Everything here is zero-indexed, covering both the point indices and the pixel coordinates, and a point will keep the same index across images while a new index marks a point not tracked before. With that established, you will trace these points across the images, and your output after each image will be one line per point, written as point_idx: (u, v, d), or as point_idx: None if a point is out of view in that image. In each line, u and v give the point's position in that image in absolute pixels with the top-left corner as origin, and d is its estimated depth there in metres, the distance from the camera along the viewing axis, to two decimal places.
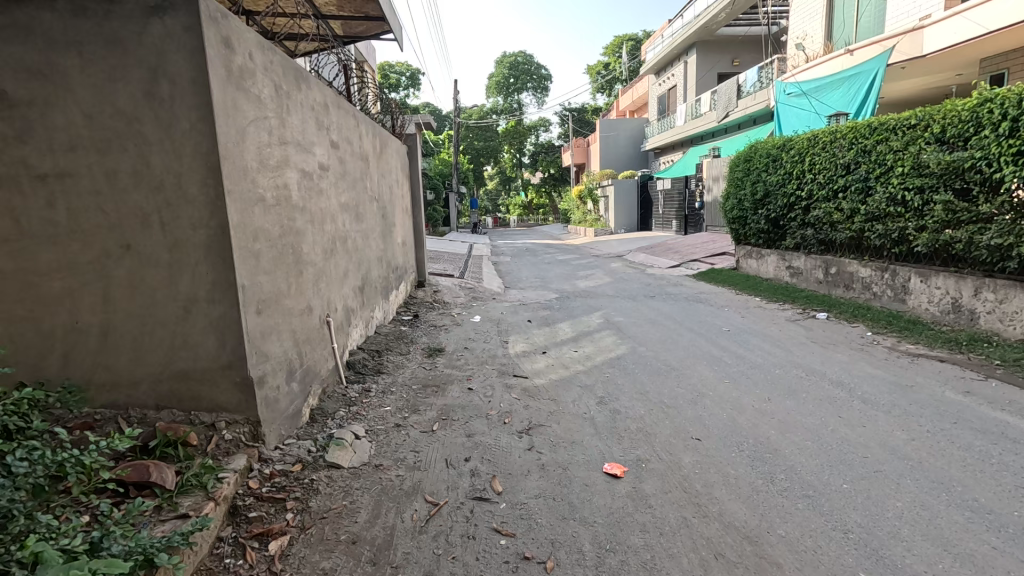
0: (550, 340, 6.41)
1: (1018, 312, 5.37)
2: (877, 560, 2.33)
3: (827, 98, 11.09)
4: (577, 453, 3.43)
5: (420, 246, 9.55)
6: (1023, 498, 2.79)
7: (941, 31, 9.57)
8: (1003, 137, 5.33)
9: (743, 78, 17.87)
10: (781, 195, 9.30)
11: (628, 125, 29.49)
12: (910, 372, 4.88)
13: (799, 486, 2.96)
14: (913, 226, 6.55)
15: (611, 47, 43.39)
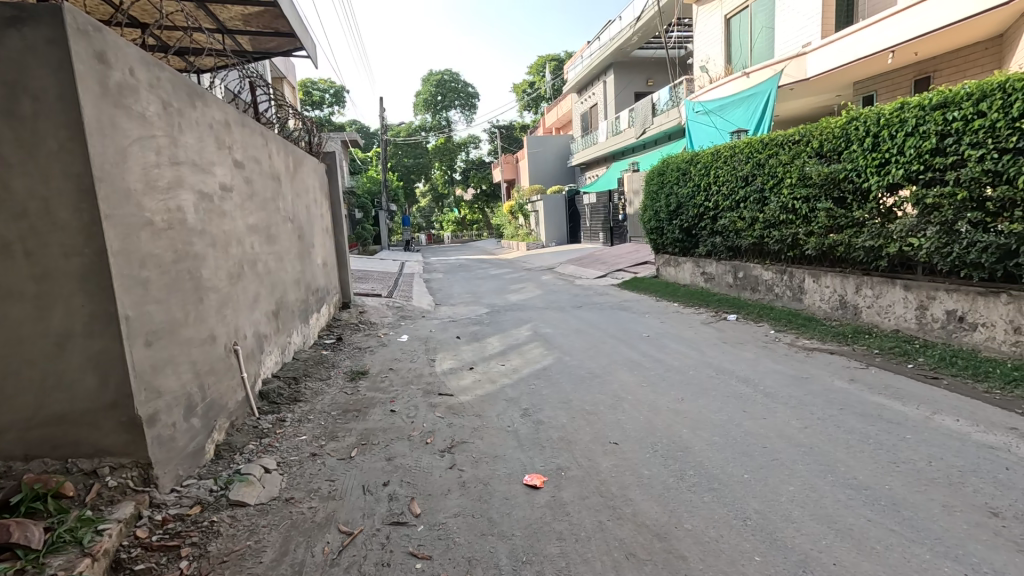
0: (478, 355, 6.41)
1: (892, 305, 6.04)
2: (771, 543, 2.50)
3: (729, 116, 12.02)
4: (498, 467, 3.43)
5: (343, 267, 9.28)
6: (894, 472, 3.11)
7: (821, 57, 10.69)
8: (868, 150, 6.01)
9: (657, 97, 18.99)
10: (691, 206, 9.92)
11: (555, 141, 30.43)
12: (806, 365, 5.32)
13: (706, 480, 3.12)
14: (803, 232, 7.20)
15: (535, 67, 44.72)
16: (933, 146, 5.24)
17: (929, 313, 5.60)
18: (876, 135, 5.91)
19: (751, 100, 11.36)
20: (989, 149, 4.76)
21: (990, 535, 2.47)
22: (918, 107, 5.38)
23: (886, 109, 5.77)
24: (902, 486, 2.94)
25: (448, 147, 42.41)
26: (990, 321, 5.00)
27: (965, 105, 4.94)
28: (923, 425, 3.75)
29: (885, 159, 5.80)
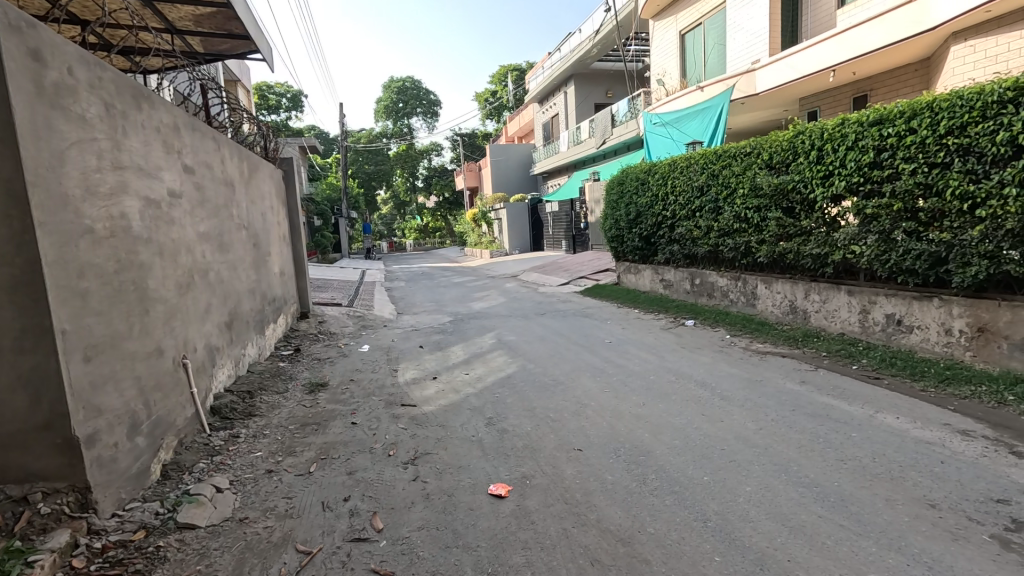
0: (441, 364, 6.33)
1: (837, 310, 6.37)
2: (730, 543, 2.57)
3: (685, 128, 12.43)
4: (463, 478, 3.39)
5: (302, 275, 9.03)
6: (843, 469, 3.26)
7: (769, 74, 11.23)
8: (813, 163, 6.34)
9: (616, 109, 19.45)
10: (650, 215, 10.18)
11: (517, 150, 30.68)
12: (760, 369, 5.53)
13: (668, 484, 3.18)
14: (755, 240, 7.51)
15: (497, 76, 45.03)
16: (871, 159, 5.58)
17: (871, 316, 5.93)
18: (820, 149, 6.24)
19: (705, 113, 11.79)
20: (920, 163, 5.10)
21: (928, 526, 2.62)
22: (857, 123, 5.72)
23: (829, 124, 6.10)
24: (849, 482, 3.08)
25: (410, 155, 42.04)
26: (924, 323, 5.34)
27: (898, 122, 5.28)
28: (867, 423, 3.95)
29: (829, 171, 6.13)
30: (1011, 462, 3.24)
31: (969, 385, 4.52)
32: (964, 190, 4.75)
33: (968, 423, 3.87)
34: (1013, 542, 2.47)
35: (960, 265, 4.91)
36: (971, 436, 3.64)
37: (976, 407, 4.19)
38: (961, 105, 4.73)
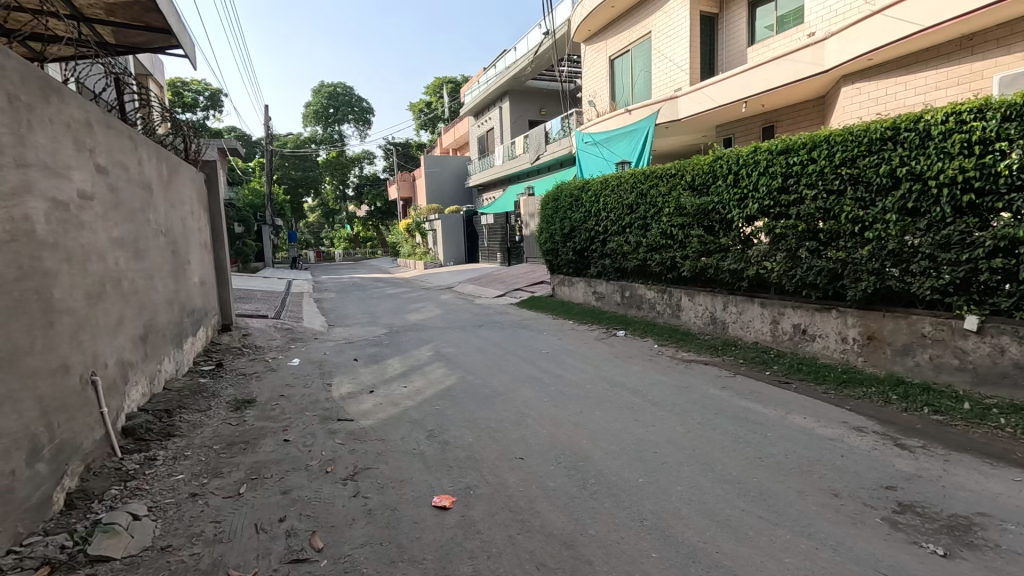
0: (378, 378, 6.19)
1: (751, 320, 6.94)
2: (665, 540, 2.73)
3: (615, 148, 13.04)
4: (406, 491, 3.35)
5: (224, 286, 8.49)
6: (760, 465, 3.57)
7: (689, 101, 12.09)
8: (730, 186, 6.91)
9: (549, 126, 20.03)
10: (583, 230, 10.57)
11: (452, 162, 30.72)
12: (686, 376, 5.88)
13: (606, 487, 3.33)
14: (679, 256, 8.01)
15: (432, 88, 44.93)
16: (780, 185, 6.18)
17: (780, 326, 6.53)
18: (736, 173, 6.83)
19: (632, 135, 12.48)
20: (820, 190, 5.73)
21: (832, 513, 2.93)
22: (768, 151, 6.33)
23: (744, 151, 6.70)
24: (767, 478, 3.38)
25: (340, 162, 40.79)
26: (825, 333, 5.95)
27: (802, 152, 5.91)
28: (780, 424, 4.35)
29: (744, 194, 6.71)
30: (897, 454, 3.70)
31: (862, 387, 5.11)
32: (855, 214, 5.39)
33: (863, 421, 4.36)
34: (900, 522, 2.83)
35: (852, 280, 5.55)
36: (864, 432, 4.12)
37: (868, 406, 4.73)
38: (852, 139, 5.38)
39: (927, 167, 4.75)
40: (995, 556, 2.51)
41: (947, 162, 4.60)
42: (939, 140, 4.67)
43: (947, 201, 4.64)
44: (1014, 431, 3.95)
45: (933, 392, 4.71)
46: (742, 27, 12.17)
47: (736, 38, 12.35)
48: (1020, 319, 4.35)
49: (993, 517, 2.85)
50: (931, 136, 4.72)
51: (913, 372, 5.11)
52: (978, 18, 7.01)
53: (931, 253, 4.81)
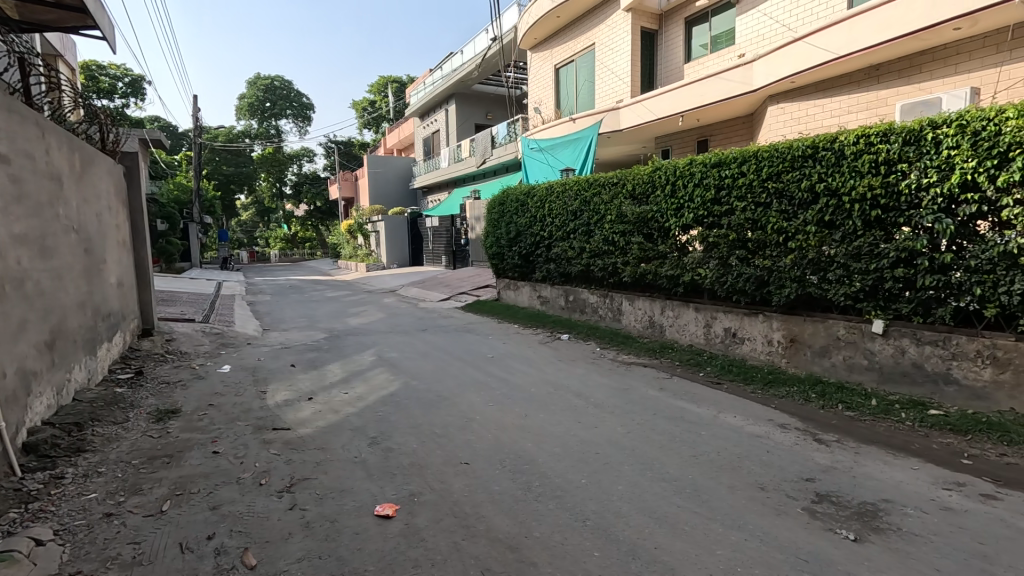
0: (317, 385, 5.94)
1: (687, 323, 7.27)
2: (607, 538, 2.81)
3: (559, 155, 13.30)
4: (346, 501, 3.25)
5: (146, 288, 7.89)
6: (695, 463, 3.74)
7: (630, 113, 12.53)
8: (668, 196, 7.23)
9: (496, 131, 20.13)
10: (528, 235, 10.69)
11: (396, 163, 30.17)
12: (626, 378, 6.08)
13: (550, 489, 3.38)
14: (620, 262, 8.28)
15: (376, 86, 43.98)
16: (713, 196, 6.54)
17: (712, 329, 6.89)
18: (673, 184, 7.15)
19: (577, 143, 12.78)
20: (749, 202, 6.11)
21: (759, 505, 3.13)
22: (702, 164, 6.68)
23: (680, 163, 7.03)
24: (701, 474, 3.55)
25: (276, 159, 39.01)
26: (752, 336, 6.34)
27: (733, 166, 6.28)
28: (713, 422, 4.59)
29: (680, 204, 7.04)
30: (815, 448, 4.01)
31: (785, 386, 5.49)
32: (780, 225, 5.79)
33: (787, 419, 4.68)
34: (818, 511, 3.06)
35: (777, 287, 5.95)
36: (786, 428, 4.43)
37: (791, 404, 5.08)
38: (777, 156, 5.79)
39: (841, 183, 5.18)
40: (898, 539, 2.77)
41: (858, 179, 5.04)
42: (851, 159, 5.11)
43: (858, 216, 5.09)
44: (913, 424, 4.39)
45: (846, 390, 5.14)
46: (679, 45, 12.78)
47: (673, 54, 12.95)
48: (918, 323, 4.83)
49: (896, 503, 3.15)
50: (844, 155, 5.17)
51: (829, 372, 5.55)
52: (883, 50, 7.76)
53: (845, 262, 5.26)
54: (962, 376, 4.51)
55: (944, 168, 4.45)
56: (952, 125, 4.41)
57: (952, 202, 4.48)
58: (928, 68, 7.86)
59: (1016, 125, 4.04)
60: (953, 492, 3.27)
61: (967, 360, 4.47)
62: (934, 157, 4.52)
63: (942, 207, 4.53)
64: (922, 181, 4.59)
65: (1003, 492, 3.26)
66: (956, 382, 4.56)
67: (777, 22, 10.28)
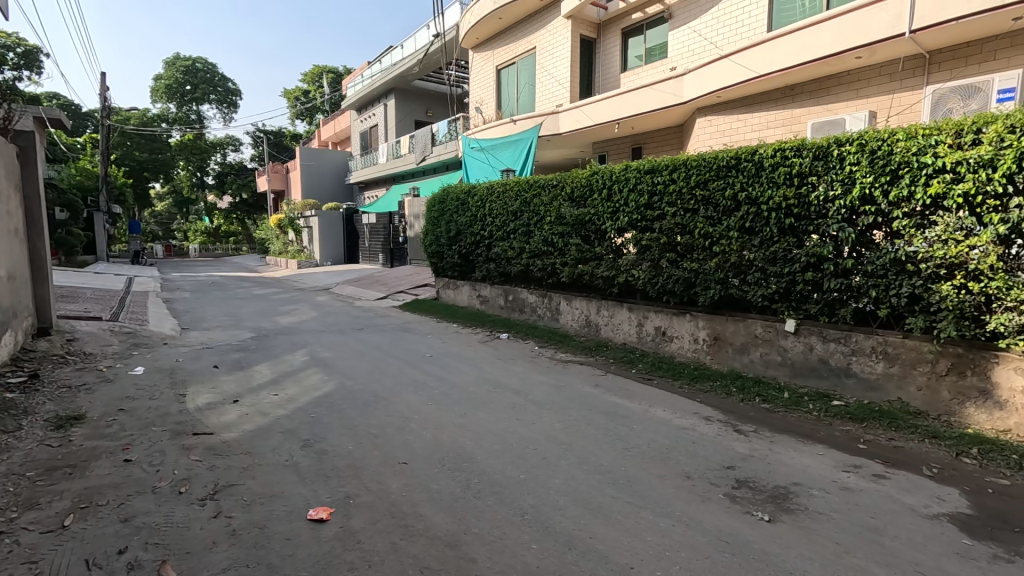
0: (243, 386, 5.61)
1: (621, 322, 7.55)
2: (545, 531, 2.87)
3: (500, 156, 13.40)
4: (276, 507, 3.10)
5: (43, 283, 7.12)
6: (628, 455, 3.90)
7: (569, 118, 12.83)
8: (604, 199, 7.48)
9: (436, 129, 19.91)
10: (468, 234, 10.68)
11: (331, 156, 29.07)
12: (563, 376, 6.24)
13: (489, 485, 3.41)
14: (559, 262, 8.47)
15: (310, 75, 42.17)
16: (646, 201, 6.84)
17: (644, 328, 7.20)
18: (609, 189, 7.41)
19: (517, 144, 12.93)
20: (679, 208, 6.45)
21: (686, 492, 3.33)
22: (636, 170, 6.98)
23: (617, 168, 7.30)
24: (632, 466, 3.72)
25: (197, 146, 36.36)
26: (680, 334, 6.70)
27: (665, 173, 6.61)
28: (644, 416, 4.81)
29: (616, 208, 7.30)
30: (735, 438, 4.31)
31: (709, 381, 5.86)
32: (706, 231, 6.16)
33: (711, 412, 4.99)
34: (737, 496, 3.30)
35: (703, 288, 6.33)
36: (710, 420, 4.73)
37: (715, 398, 5.42)
38: (704, 165, 6.15)
39: (760, 193, 5.60)
40: (806, 518, 3.04)
41: (775, 190, 5.47)
42: (769, 171, 5.53)
43: (775, 223, 5.52)
44: (819, 414, 4.82)
45: (762, 384, 5.56)
46: (616, 54, 13.24)
47: (610, 63, 13.40)
48: (824, 322, 5.31)
49: (804, 485, 3.46)
50: (763, 167, 5.58)
51: (747, 368, 5.98)
52: (798, 72, 8.45)
53: (762, 266, 5.69)
54: (860, 370, 5.01)
55: (847, 182, 4.93)
56: (853, 144, 4.89)
57: (853, 213, 4.97)
58: (834, 91, 8.66)
59: (905, 146, 4.54)
60: (851, 473, 3.64)
61: (863, 355, 4.97)
62: (838, 172, 4.99)
63: (845, 218, 5.01)
64: (828, 193, 5.06)
65: (892, 472, 3.66)
66: (855, 375, 5.06)
67: (705, 39, 10.92)
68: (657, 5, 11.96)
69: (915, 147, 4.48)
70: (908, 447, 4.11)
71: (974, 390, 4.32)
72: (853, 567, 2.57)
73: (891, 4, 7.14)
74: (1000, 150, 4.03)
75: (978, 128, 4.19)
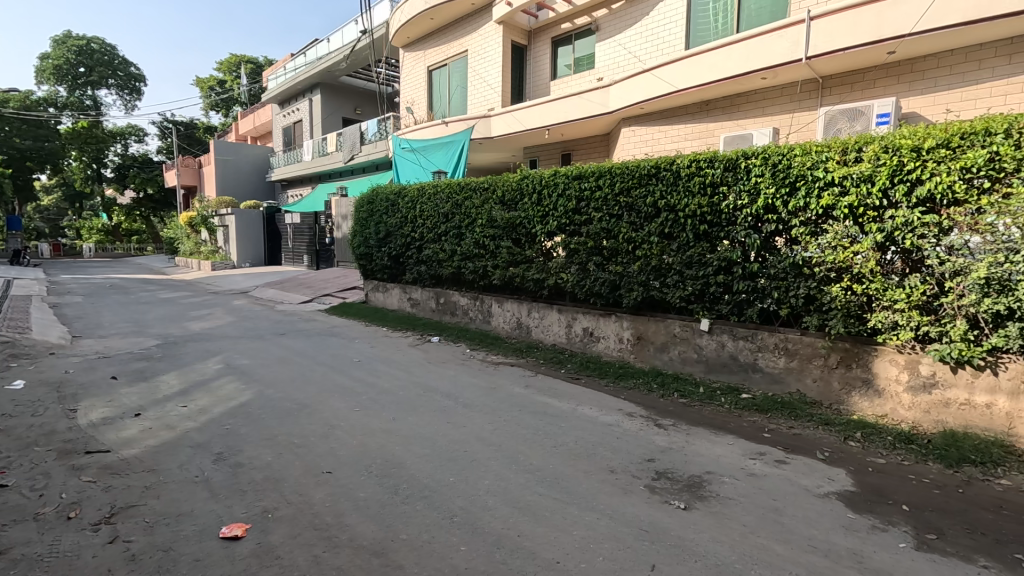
0: (146, 399, 5.14)
1: (551, 324, 7.71)
2: (473, 532, 2.88)
3: (432, 157, 13.29)
4: (183, 527, 2.87)
5: None
6: (556, 453, 4.00)
7: (500, 122, 12.95)
8: (534, 203, 7.62)
9: (364, 127, 19.33)
10: (399, 235, 10.46)
11: (250, 151, 27.40)
12: (494, 378, 6.28)
13: (418, 490, 3.36)
14: (490, 265, 8.51)
15: (227, 65, 39.55)
16: (574, 206, 7.05)
17: (573, 329, 7.40)
18: (539, 193, 7.57)
19: (449, 146, 12.89)
20: (605, 213, 6.71)
21: (610, 486, 3.47)
22: (565, 176, 7.18)
23: (546, 173, 7.47)
24: (561, 463, 3.81)
25: (93, 135, 32.93)
26: (607, 335, 6.96)
27: (592, 179, 6.85)
28: (572, 415, 4.95)
29: (545, 212, 7.47)
30: (656, 432, 4.54)
31: (633, 378, 6.13)
32: (630, 235, 6.45)
33: (634, 408, 5.22)
34: (656, 487, 3.48)
35: (627, 290, 6.61)
36: (634, 416, 4.95)
37: (638, 395, 5.69)
38: (627, 173, 6.45)
39: (678, 201, 5.95)
40: (717, 503, 3.27)
41: (691, 199, 5.84)
42: (686, 180, 5.89)
43: (691, 229, 5.88)
44: (730, 406, 5.20)
45: (681, 380, 5.91)
46: (546, 61, 13.55)
47: (541, 70, 13.70)
48: (734, 321, 5.73)
49: (717, 473, 3.71)
50: (680, 177, 5.94)
51: (667, 365, 6.32)
52: (711, 89, 9.08)
53: (680, 269, 6.04)
54: (765, 365, 5.46)
55: (753, 193, 5.37)
56: (758, 157, 5.33)
57: (758, 221, 5.41)
58: (743, 108, 9.39)
59: (801, 161, 5.02)
60: (757, 460, 3.96)
61: (768, 351, 5.42)
62: (745, 183, 5.41)
63: (751, 225, 5.45)
64: (737, 203, 5.48)
65: (791, 457, 4.02)
66: (761, 369, 5.50)
67: (629, 52, 11.45)
68: (585, 16, 12.38)
69: (809, 162, 4.96)
70: (805, 434, 4.53)
71: (858, 380, 4.84)
72: (758, 546, 2.80)
73: (790, 32, 7.88)
74: (877, 167, 4.56)
75: (859, 147, 4.72)
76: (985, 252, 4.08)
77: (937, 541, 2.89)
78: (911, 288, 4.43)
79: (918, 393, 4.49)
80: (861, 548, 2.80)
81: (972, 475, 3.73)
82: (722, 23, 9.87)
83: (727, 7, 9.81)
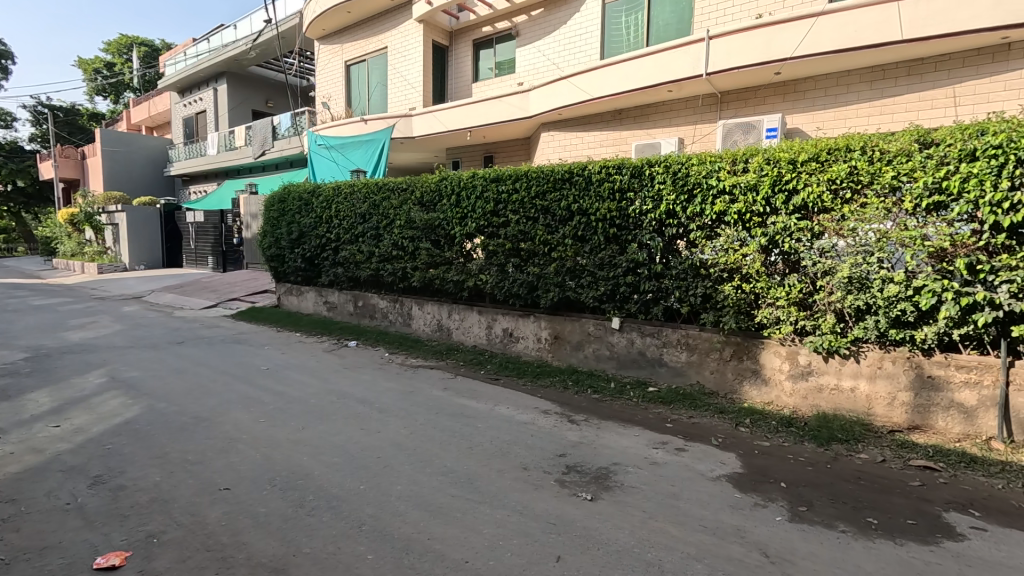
0: (8, 420, 4.53)
1: (472, 325, 7.72)
2: (381, 539, 2.83)
3: (350, 155, 12.84)
4: (48, 562, 2.57)
5: None
6: (470, 454, 4.01)
7: (421, 122, 12.79)
8: (453, 204, 7.60)
9: (276, 121, 18.26)
10: (313, 236, 10.01)
11: (145, 143, 24.97)
12: (412, 381, 6.19)
13: (325, 501, 3.24)
14: (409, 266, 8.38)
15: (116, 46, 35.74)
16: (492, 209, 7.12)
17: (493, 330, 7.46)
18: (458, 195, 7.56)
19: (368, 144, 12.52)
20: (522, 216, 6.84)
21: (521, 483, 3.54)
22: (483, 178, 7.24)
23: (464, 175, 7.48)
24: (474, 464, 3.83)
25: None
26: (525, 335, 7.09)
27: (509, 181, 6.95)
28: (489, 415, 5.00)
29: (464, 213, 7.48)
30: (569, 427, 4.70)
31: (550, 377, 6.30)
32: (545, 238, 6.63)
33: (549, 406, 5.36)
34: (566, 481, 3.60)
35: (544, 291, 6.78)
36: (549, 414, 5.09)
37: (554, 392, 5.86)
38: (543, 176, 6.62)
39: (590, 205, 6.20)
40: (621, 493, 3.45)
41: (601, 203, 6.11)
42: (597, 186, 6.16)
43: (602, 232, 6.16)
44: (638, 400, 5.50)
45: (595, 377, 6.17)
46: (467, 63, 13.58)
47: (462, 72, 13.69)
48: (641, 319, 6.06)
49: (623, 464, 3.91)
50: (592, 182, 6.19)
51: (582, 363, 6.56)
52: (623, 99, 9.54)
53: (593, 271, 6.30)
54: (669, 359, 5.83)
55: (656, 198, 5.71)
56: (661, 165, 5.68)
57: (661, 225, 5.77)
58: (652, 118, 9.94)
59: (698, 169, 5.42)
60: (659, 449, 4.22)
61: (671, 347, 5.80)
62: (650, 190, 5.75)
63: (655, 229, 5.80)
64: (643, 208, 5.80)
65: (689, 445, 4.33)
66: (665, 364, 5.87)
67: (548, 59, 11.76)
68: (505, 21, 12.54)
69: (705, 171, 5.36)
70: (703, 422, 4.90)
71: (749, 370, 5.31)
72: (655, 530, 2.99)
73: (691, 50, 8.47)
74: (761, 177, 5.04)
75: (746, 159, 5.18)
76: (848, 254, 4.64)
77: (806, 513, 3.24)
78: (790, 287, 4.94)
79: (797, 381, 5.01)
80: (744, 524, 3.08)
81: (838, 452, 4.23)
82: (633, 36, 10.42)
83: (637, 22, 10.37)
